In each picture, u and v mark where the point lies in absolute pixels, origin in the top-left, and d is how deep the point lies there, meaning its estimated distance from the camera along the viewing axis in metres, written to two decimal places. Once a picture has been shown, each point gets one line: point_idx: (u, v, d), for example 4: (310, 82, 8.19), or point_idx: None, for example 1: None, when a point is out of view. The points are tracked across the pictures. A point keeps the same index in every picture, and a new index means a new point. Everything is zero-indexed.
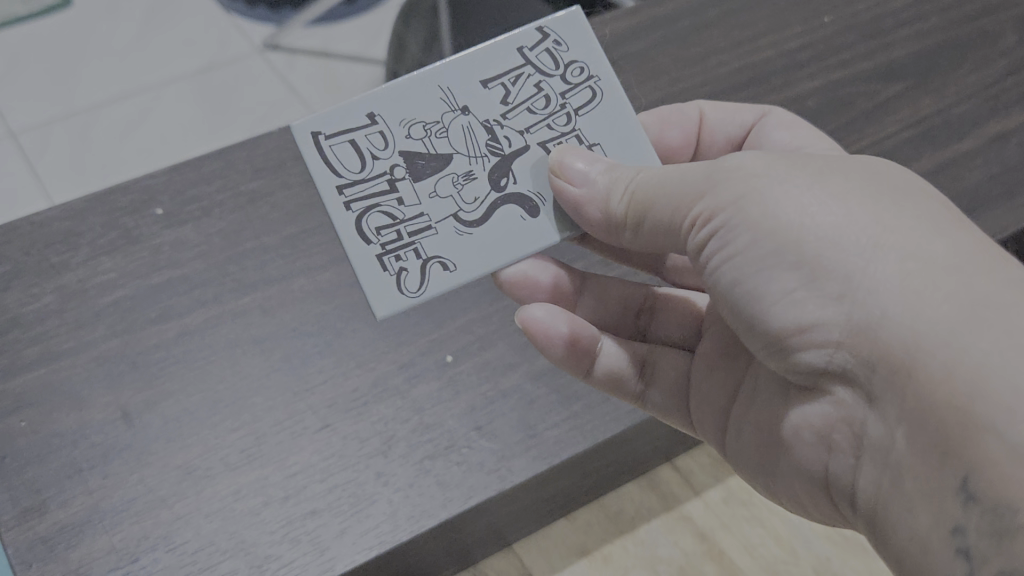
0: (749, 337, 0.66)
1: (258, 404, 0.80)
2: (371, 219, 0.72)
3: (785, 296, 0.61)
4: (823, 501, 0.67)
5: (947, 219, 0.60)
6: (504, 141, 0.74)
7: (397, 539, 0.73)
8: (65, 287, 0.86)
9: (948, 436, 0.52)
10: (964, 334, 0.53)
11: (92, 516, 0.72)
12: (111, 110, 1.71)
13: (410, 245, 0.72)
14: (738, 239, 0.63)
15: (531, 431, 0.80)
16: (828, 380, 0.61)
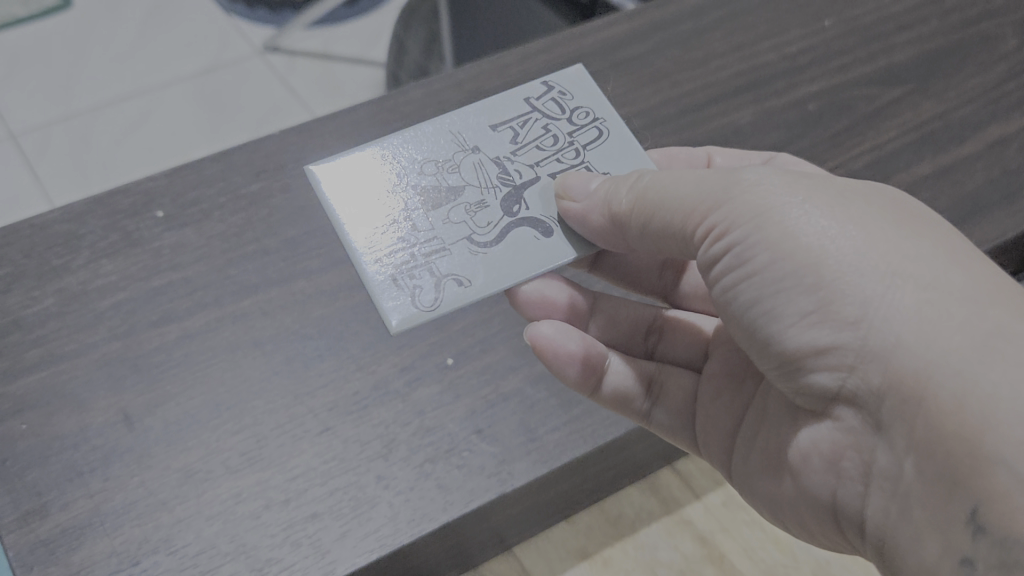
0: (759, 356, 0.68)
1: (259, 407, 0.80)
2: (389, 244, 0.79)
3: (799, 318, 0.63)
4: (825, 527, 0.70)
5: (958, 251, 0.64)
6: (515, 175, 0.84)
7: (398, 542, 0.73)
8: (65, 290, 0.86)
9: (957, 468, 0.56)
10: (976, 366, 0.56)
11: (94, 519, 0.73)
12: (111, 113, 1.71)
13: (424, 265, 0.78)
14: (753, 257, 0.65)
15: (532, 435, 0.80)
16: (835, 404, 0.64)
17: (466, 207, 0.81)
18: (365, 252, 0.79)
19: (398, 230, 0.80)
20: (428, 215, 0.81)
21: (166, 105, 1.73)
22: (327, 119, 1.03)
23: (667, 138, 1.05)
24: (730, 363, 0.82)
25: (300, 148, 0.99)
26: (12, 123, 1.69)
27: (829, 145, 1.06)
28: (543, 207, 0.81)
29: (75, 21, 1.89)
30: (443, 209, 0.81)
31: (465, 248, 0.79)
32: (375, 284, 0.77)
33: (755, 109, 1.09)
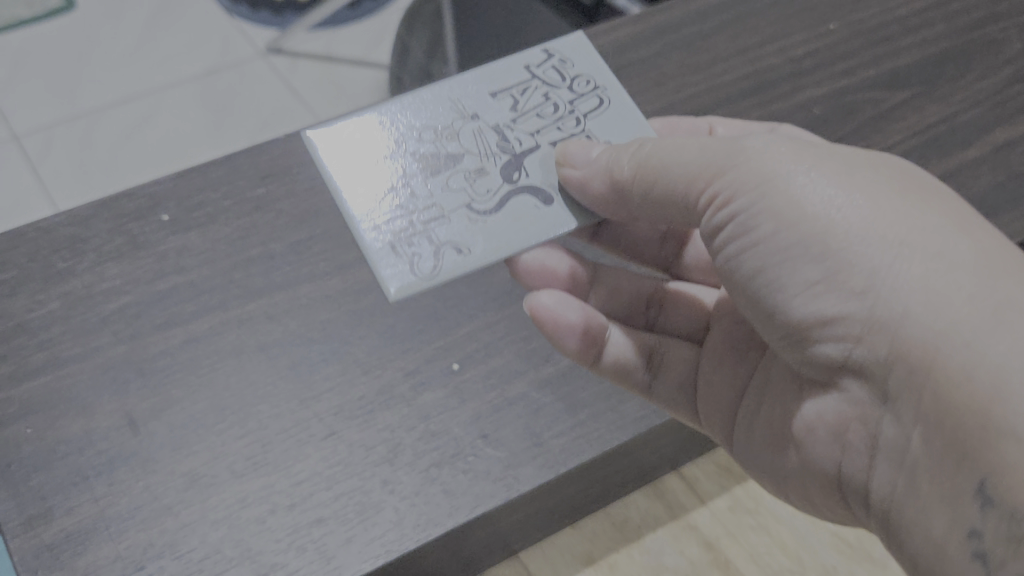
0: (766, 327, 0.70)
1: (264, 412, 0.79)
2: (387, 210, 0.79)
3: (805, 287, 0.65)
4: (827, 493, 0.72)
5: (965, 221, 0.65)
6: (515, 143, 0.84)
7: (404, 548, 0.73)
8: (70, 293, 0.86)
9: (966, 440, 0.57)
10: (982, 337, 0.58)
11: (99, 524, 0.72)
12: (113, 115, 1.71)
13: (422, 232, 0.78)
14: (760, 226, 0.67)
15: (538, 440, 0.80)
16: (840, 374, 0.66)
17: (465, 175, 0.81)
18: (362, 218, 0.79)
19: (396, 196, 0.80)
20: (427, 181, 0.81)
21: (168, 107, 1.73)
22: None
23: None
24: (734, 336, 0.84)
25: (304, 151, 0.98)
26: (14, 125, 1.68)
27: None
28: (542, 175, 0.82)
29: (75, 21, 1.88)
30: (442, 176, 0.81)
31: (465, 215, 0.79)
32: (373, 249, 0.77)
33: (761, 113, 1.09)
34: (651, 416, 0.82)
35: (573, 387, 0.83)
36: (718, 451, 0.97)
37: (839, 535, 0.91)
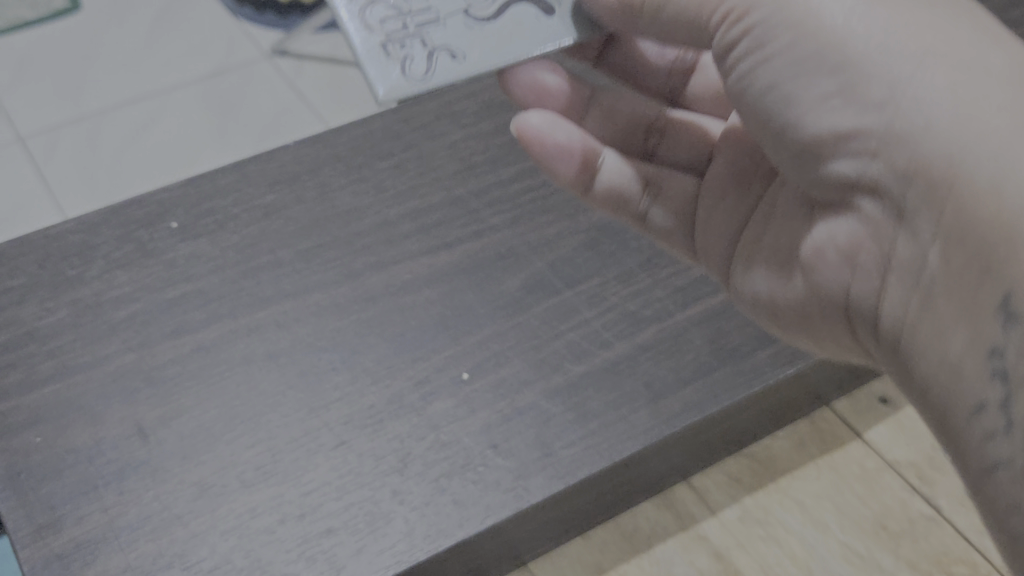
0: (774, 149, 0.63)
1: (273, 420, 0.79)
2: (377, 8, 0.66)
3: (819, 99, 0.58)
4: (830, 328, 0.64)
5: (999, 31, 0.57)
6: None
7: (415, 558, 0.73)
8: (79, 301, 0.86)
9: (991, 255, 0.50)
10: (1010, 155, 0.51)
11: (109, 533, 0.72)
12: (117, 120, 1.69)
13: (412, 31, 0.66)
14: (775, 39, 0.59)
15: (548, 450, 0.79)
16: (854, 193, 0.58)
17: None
18: (353, 12, 0.65)
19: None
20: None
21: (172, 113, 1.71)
22: (340, 132, 1.03)
23: None
24: (740, 163, 0.75)
25: (313, 158, 1.00)
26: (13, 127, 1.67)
27: None
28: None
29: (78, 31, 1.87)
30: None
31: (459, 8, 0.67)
32: (360, 45, 0.65)
33: None
34: (662, 425, 0.82)
35: (583, 396, 0.83)
36: (728, 459, 0.96)
37: (849, 547, 0.91)
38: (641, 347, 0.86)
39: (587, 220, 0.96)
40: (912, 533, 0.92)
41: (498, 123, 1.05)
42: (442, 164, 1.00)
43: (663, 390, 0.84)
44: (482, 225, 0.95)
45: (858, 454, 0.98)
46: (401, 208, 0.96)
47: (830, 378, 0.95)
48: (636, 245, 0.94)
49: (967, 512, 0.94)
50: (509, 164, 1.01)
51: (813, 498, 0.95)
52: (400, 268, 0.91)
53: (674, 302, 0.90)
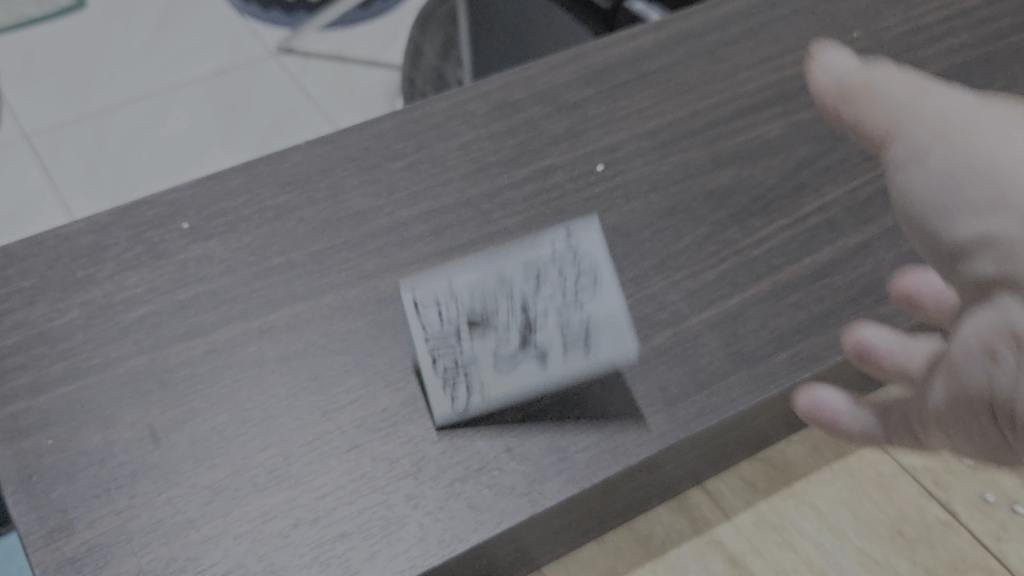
0: (949, 277, 0.54)
1: (286, 424, 0.79)
2: (436, 352, 0.78)
3: (986, 204, 0.49)
4: (981, 430, 0.54)
5: None
6: (575, 278, 0.78)
7: (429, 563, 0.72)
8: (91, 302, 0.85)
9: None
10: None
11: (121, 537, 0.71)
12: (125, 124, 1.84)
13: (462, 373, 0.78)
14: (918, 176, 0.52)
15: (562, 454, 0.79)
16: (993, 289, 0.50)
17: (507, 331, 0.78)
18: (419, 345, 0.78)
19: (446, 346, 0.78)
20: (471, 337, 0.78)
21: (178, 116, 1.85)
22: (352, 133, 1.02)
23: (695, 151, 1.04)
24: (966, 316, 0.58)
25: (324, 159, 0.99)
26: (31, 130, 1.82)
27: (860, 161, 1.04)
28: (567, 340, 0.79)
29: (90, 44, 2.02)
30: (487, 329, 0.78)
31: (495, 390, 0.79)
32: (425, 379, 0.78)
33: (785, 122, 1.07)
34: (677, 429, 0.81)
35: (598, 400, 0.82)
36: (743, 464, 0.96)
37: (866, 552, 0.90)
38: (655, 351, 0.86)
39: (600, 222, 0.96)
40: (928, 539, 0.92)
41: (510, 124, 1.04)
42: (454, 166, 1.00)
43: (679, 394, 0.83)
44: (494, 227, 0.94)
45: (873, 459, 0.98)
46: (413, 209, 0.95)
47: (845, 383, 0.95)
48: (650, 249, 0.94)
49: (984, 519, 0.94)
50: (522, 166, 1.00)
51: (829, 503, 0.94)
52: (412, 270, 0.90)
53: (688, 305, 0.89)
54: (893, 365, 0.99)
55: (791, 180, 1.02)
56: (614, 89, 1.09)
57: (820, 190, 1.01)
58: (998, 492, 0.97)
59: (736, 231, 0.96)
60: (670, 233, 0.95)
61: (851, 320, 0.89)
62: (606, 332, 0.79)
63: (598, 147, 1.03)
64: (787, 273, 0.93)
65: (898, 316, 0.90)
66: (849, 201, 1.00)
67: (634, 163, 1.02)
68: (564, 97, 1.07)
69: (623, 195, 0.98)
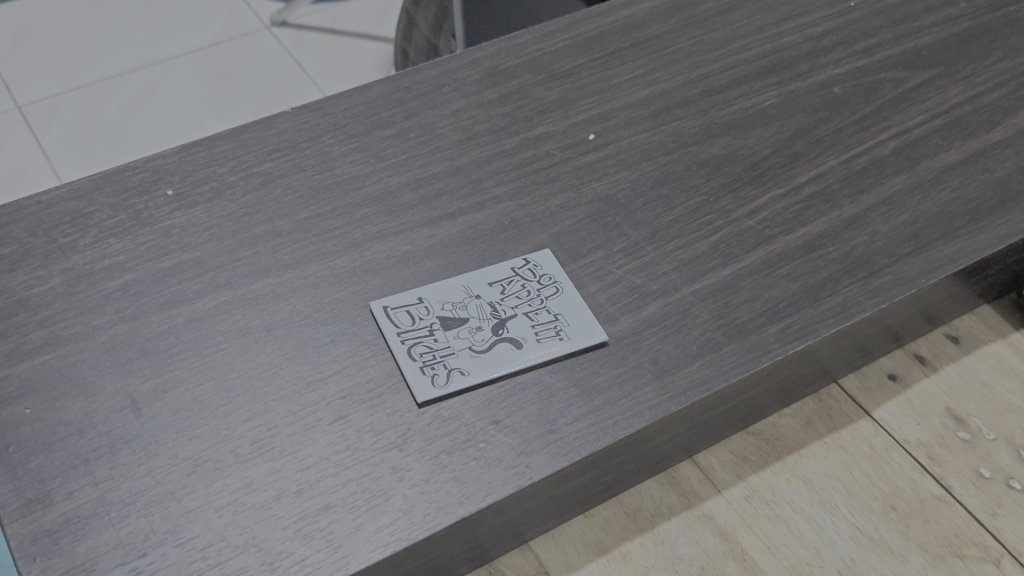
0: None
1: (269, 394, 0.77)
2: (412, 345, 0.81)
3: None
4: None
5: None
6: (537, 287, 0.86)
7: (413, 536, 0.70)
8: (72, 269, 0.84)
9: None
10: None
11: (99, 508, 0.70)
12: (118, 95, 1.82)
13: (438, 360, 0.80)
14: None
15: (551, 426, 0.77)
16: None
17: (479, 327, 0.82)
18: (392, 339, 0.81)
19: (418, 340, 0.81)
20: (445, 330, 0.82)
21: (171, 88, 1.83)
22: (341, 100, 1.00)
23: (689, 119, 1.02)
24: None
25: (312, 126, 0.98)
26: (23, 101, 1.80)
27: (856, 130, 1.02)
28: (537, 332, 0.82)
29: (83, 14, 2.00)
30: (461, 323, 0.83)
31: (474, 372, 0.79)
32: (401, 369, 0.79)
33: (780, 90, 1.06)
34: (669, 401, 0.79)
35: (587, 372, 0.80)
36: (734, 438, 0.95)
37: (859, 527, 0.89)
38: (646, 323, 0.84)
39: (591, 191, 0.94)
40: (922, 514, 0.90)
41: (501, 92, 1.03)
42: (444, 134, 0.98)
43: (669, 365, 0.81)
44: (484, 196, 0.93)
45: (867, 433, 0.96)
46: (401, 177, 0.94)
47: (838, 355, 0.93)
48: (641, 219, 0.92)
49: (980, 493, 0.92)
50: (512, 134, 0.99)
51: (821, 477, 0.93)
52: (400, 239, 0.89)
53: (680, 276, 0.88)
54: (888, 339, 0.98)
55: (785, 150, 1.00)
56: (607, 58, 1.08)
57: (815, 160, 0.99)
58: (994, 466, 0.94)
59: (729, 202, 0.95)
60: (662, 203, 0.94)
61: (845, 295, 0.87)
62: (575, 324, 0.83)
63: (590, 116, 1.01)
64: (781, 244, 0.91)
65: (893, 289, 0.88)
66: (844, 171, 0.98)
67: (626, 133, 1.00)
68: (557, 65, 1.06)
69: (614, 164, 0.97)
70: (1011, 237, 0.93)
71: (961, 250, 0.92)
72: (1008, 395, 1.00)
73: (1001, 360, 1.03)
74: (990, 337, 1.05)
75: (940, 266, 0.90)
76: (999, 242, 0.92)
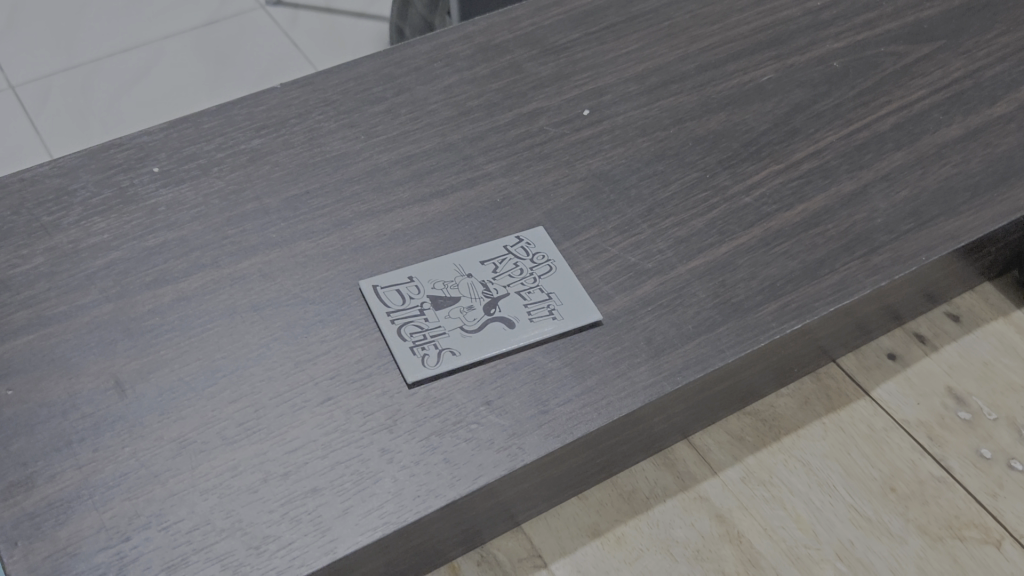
0: None
1: (257, 374, 0.76)
2: (402, 324, 0.79)
3: None
4: None
5: None
6: (530, 266, 0.84)
7: (403, 519, 0.69)
8: (55, 248, 0.83)
9: None
10: None
11: (82, 492, 0.69)
12: (110, 75, 1.57)
13: (428, 340, 0.78)
14: None
15: (544, 407, 0.75)
16: None
17: (471, 307, 0.81)
18: (381, 318, 0.79)
19: (407, 319, 0.80)
20: (435, 309, 0.80)
21: (166, 67, 1.59)
22: (331, 75, 0.98)
23: (685, 95, 1.00)
24: None
25: (301, 102, 0.96)
26: (17, 81, 1.56)
27: (855, 105, 1.01)
28: (530, 311, 0.81)
29: None
30: (452, 302, 0.81)
31: (465, 352, 0.78)
32: (391, 349, 0.78)
33: (779, 65, 1.04)
34: (664, 381, 0.77)
35: (581, 351, 0.79)
36: (731, 419, 0.93)
37: (857, 509, 0.88)
38: (641, 301, 0.83)
39: (585, 167, 0.92)
40: (921, 495, 0.89)
41: (495, 68, 1.01)
42: (435, 110, 0.96)
43: (665, 345, 0.80)
44: (476, 173, 0.91)
45: (866, 414, 0.95)
46: (392, 154, 0.92)
47: (836, 334, 0.92)
48: (637, 195, 0.91)
49: (981, 474, 0.91)
50: (506, 110, 0.97)
51: (819, 458, 0.91)
52: (390, 217, 0.87)
53: (676, 254, 0.86)
54: (888, 317, 0.96)
55: (784, 125, 0.98)
56: (602, 32, 1.06)
57: (814, 135, 0.97)
58: (995, 446, 0.93)
59: (726, 178, 0.93)
60: (658, 179, 0.92)
61: (844, 272, 0.86)
62: (568, 303, 0.81)
63: (584, 92, 0.99)
64: (779, 221, 0.89)
65: (893, 267, 0.86)
66: (843, 146, 0.96)
67: (622, 108, 0.98)
68: (551, 40, 1.04)
69: (609, 140, 0.95)
70: (1013, 214, 0.91)
71: (962, 227, 0.90)
72: (1009, 373, 0.98)
73: (1002, 338, 1.01)
74: (991, 316, 1.03)
75: (941, 243, 0.88)
76: (1001, 218, 0.91)
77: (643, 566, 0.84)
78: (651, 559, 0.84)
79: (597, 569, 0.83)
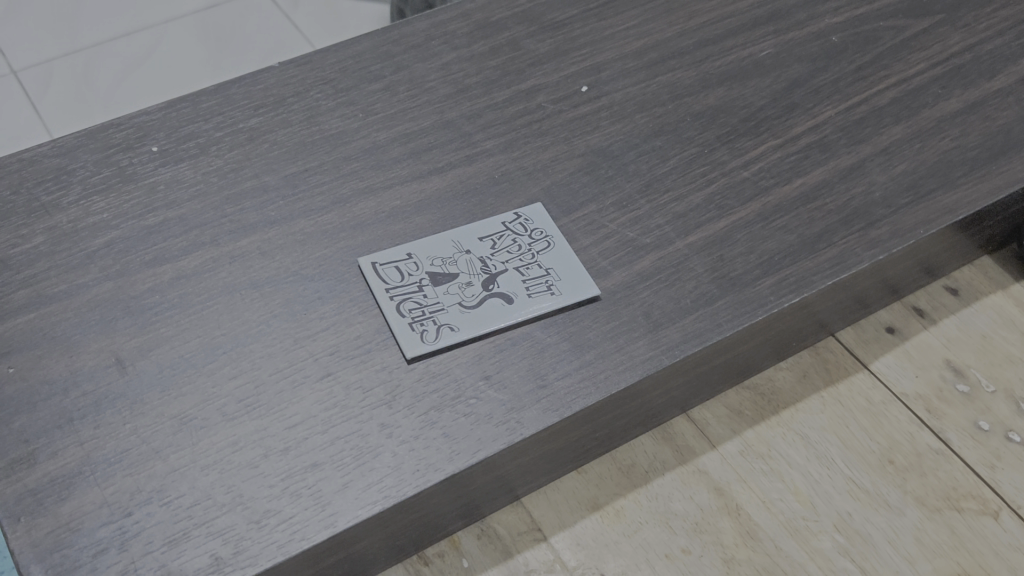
0: None
1: (257, 351, 0.76)
2: (401, 301, 0.79)
3: None
4: None
5: None
6: (528, 242, 0.84)
7: (402, 493, 0.69)
8: (56, 227, 0.83)
9: None
10: None
11: (84, 468, 0.69)
12: (116, 56, 1.51)
13: (427, 316, 0.79)
14: None
15: (542, 381, 0.76)
16: None
17: (469, 283, 0.81)
18: (380, 295, 0.80)
19: (407, 296, 0.80)
20: (434, 286, 0.81)
21: (171, 50, 1.53)
22: (329, 54, 0.98)
23: (684, 70, 1.00)
24: None
25: (299, 81, 0.96)
26: (19, 66, 1.49)
27: (854, 79, 1.01)
28: (529, 287, 0.81)
29: None
30: (451, 279, 0.81)
31: (464, 327, 0.78)
32: (391, 326, 0.78)
33: (777, 40, 1.04)
34: (662, 355, 0.78)
35: (579, 326, 0.79)
36: (730, 393, 0.94)
37: (855, 482, 0.88)
38: (639, 276, 0.83)
39: (584, 144, 0.93)
40: (919, 468, 0.90)
41: (493, 45, 1.01)
42: (433, 87, 0.96)
43: (663, 319, 0.80)
44: (474, 149, 0.91)
45: (864, 387, 0.95)
46: (391, 131, 0.92)
47: (835, 308, 0.92)
48: (635, 171, 0.91)
49: (978, 446, 0.91)
50: (504, 87, 0.97)
51: (818, 432, 0.92)
52: (389, 194, 0.87)
53: (674, 229, 0.86)
54: (887, 291, 0.97)
55: (782, 100, 0.98)
56: (600, 8, 1.06)
57: (813, 110, 0.97)
58: (993, 419, 0.93)
59: (725, 153, 0.93)
60: (656, 155, 0.92)
61: (842, 246, 0.86)
62: (567, 278, 0.82)
63: (583, 68, 0.99)
64: (777, 196, 0.89)
65: (891, 240, 0.86)
66: (842, 121, 0.97)
67: (620, 84, 0.98)
68: (548, 17, 1.04)
69: (608, 116, 0.95)
70: (1011, 187, 0.92)
71: (961, 200, 0.90)
72: (1008, 346, 0.99)
73: (1001, 311, 1.02)
74: (990, 289, 1.03)
75: (939, 216, 0.89)
76: (998, 191, 0.91)
77: (642, 539, 0.84)
78: (650, 532, 0.85)
79: (596, 542, 0.84)
